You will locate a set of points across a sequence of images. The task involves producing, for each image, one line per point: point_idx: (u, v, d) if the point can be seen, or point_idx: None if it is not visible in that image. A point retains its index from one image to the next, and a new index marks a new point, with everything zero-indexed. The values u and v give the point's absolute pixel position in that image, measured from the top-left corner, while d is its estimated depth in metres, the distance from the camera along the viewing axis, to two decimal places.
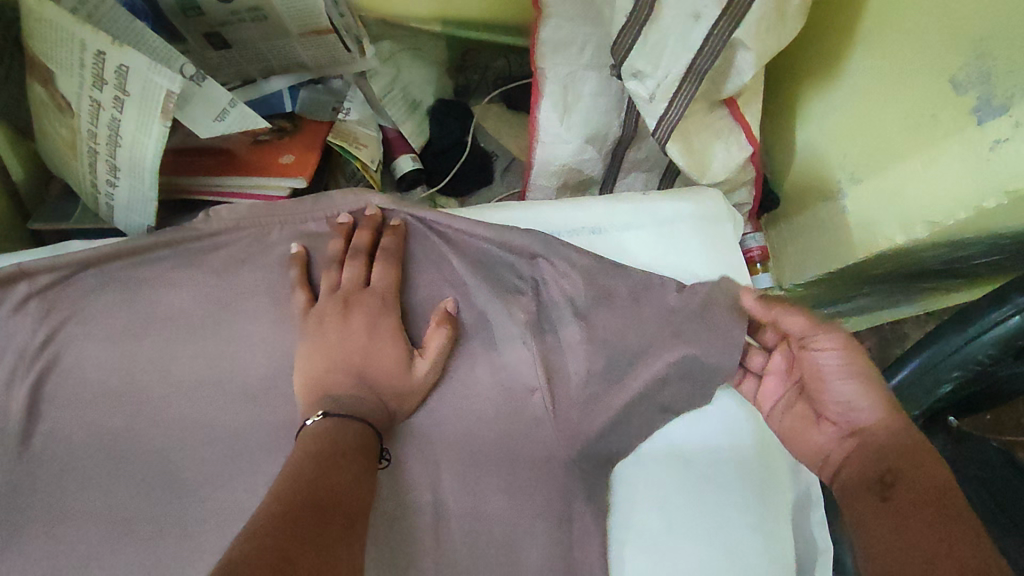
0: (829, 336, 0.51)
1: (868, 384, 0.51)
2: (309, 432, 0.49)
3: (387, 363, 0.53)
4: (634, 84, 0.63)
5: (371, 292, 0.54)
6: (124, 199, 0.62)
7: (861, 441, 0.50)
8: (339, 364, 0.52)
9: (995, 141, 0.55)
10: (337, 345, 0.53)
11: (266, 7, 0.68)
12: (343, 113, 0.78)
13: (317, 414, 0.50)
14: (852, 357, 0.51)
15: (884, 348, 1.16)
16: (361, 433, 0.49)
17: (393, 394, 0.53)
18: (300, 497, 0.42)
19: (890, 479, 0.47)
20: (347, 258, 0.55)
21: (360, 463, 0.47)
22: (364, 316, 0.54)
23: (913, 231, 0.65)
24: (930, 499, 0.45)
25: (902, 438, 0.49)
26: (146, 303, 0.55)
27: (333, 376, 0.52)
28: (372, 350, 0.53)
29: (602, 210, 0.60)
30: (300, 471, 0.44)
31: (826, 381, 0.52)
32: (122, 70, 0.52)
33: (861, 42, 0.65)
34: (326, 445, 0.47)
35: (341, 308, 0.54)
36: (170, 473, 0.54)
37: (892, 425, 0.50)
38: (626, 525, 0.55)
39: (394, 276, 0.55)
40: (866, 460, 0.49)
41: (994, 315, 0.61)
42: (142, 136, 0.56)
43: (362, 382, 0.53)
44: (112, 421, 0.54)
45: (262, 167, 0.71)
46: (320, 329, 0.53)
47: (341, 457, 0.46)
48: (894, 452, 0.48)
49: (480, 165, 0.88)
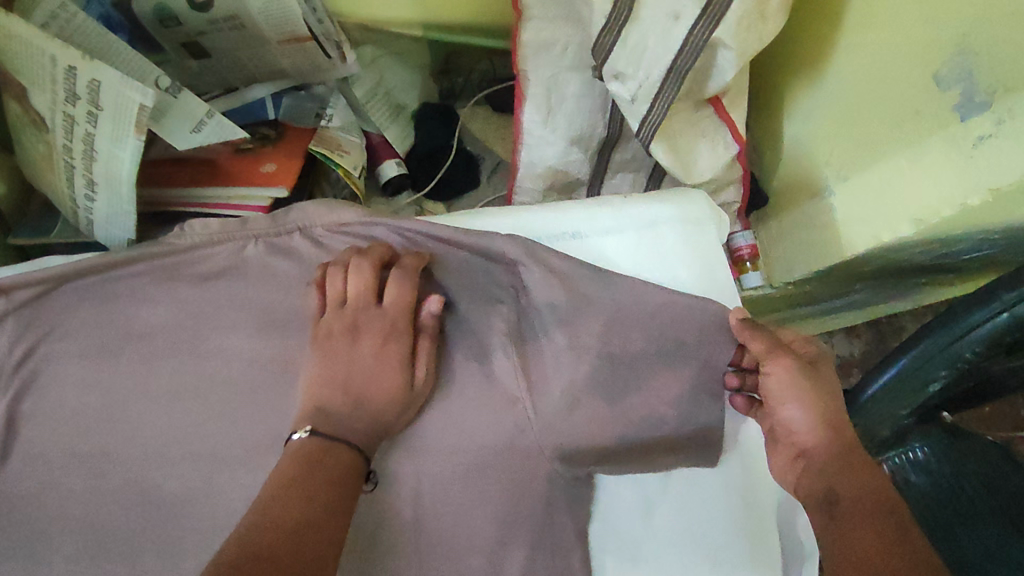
0: (779, 363, 0.52)
1: (813, 404, 0.52)
2: (298, 448, 0.48)
3: (387, 383, 0.52)
4: (616, 85, 0.64)
5: (383, 311, 0.53)
6: (103, 214, 0.62)
7: (810, 466, 0.52)
8: (338, 381, 0.51)
9: (978, 137, 0.54)
10: (344, 365, 0.52)
11: (244, 17, 0.68)
12: (326, 120, 0.78)
13: (303, 430, 0.49)
14: (801, 383, 0.51)
15: (882, 343, 1.18)
16: (348, 459, 0.48)
17: (390, 411, 0.52)
18: (252, 547, 0.40)
19: (832, 503, 0.49)
20: (354, 265, 0.53)
21: (332, 494, 0.46)
22: (374, 340, 0.53)
23: (899, 228, 0.64)
24: (883, 531, 0.46)
25: (841, 448, 0.51)
26: (123, 319, 0.54)
27: (328, 390, 0.51)
28: (376, 369, 0.52)
29: (581, 216, 0.59)
30: (265, 508, 0.43)
31: (777, 404, 0.53)
32: (95, 85, 0.52)
33: (845, 42, 0.65)
34: (308, 467, 0.46)
35: (351, 328, 0.53)
36: (146, 490, 0.53)
37: (833, 446, 0.51)
38: (609, 534, 0.56)
39: (407, 294, 0.53)
40: (812, 481, 0.51)
41: (982, 312, 0.59)
42: (119, 151, 0.56)
43: (359, 402, 0.51)
44: (88, 439, 0.54)
45: (242, 178, 0.70)
46: (327, 344, 0.52)
47: (315, 488, 0.45)
48: (835, 473, 0.50)
49: (464, 169, 0.89)
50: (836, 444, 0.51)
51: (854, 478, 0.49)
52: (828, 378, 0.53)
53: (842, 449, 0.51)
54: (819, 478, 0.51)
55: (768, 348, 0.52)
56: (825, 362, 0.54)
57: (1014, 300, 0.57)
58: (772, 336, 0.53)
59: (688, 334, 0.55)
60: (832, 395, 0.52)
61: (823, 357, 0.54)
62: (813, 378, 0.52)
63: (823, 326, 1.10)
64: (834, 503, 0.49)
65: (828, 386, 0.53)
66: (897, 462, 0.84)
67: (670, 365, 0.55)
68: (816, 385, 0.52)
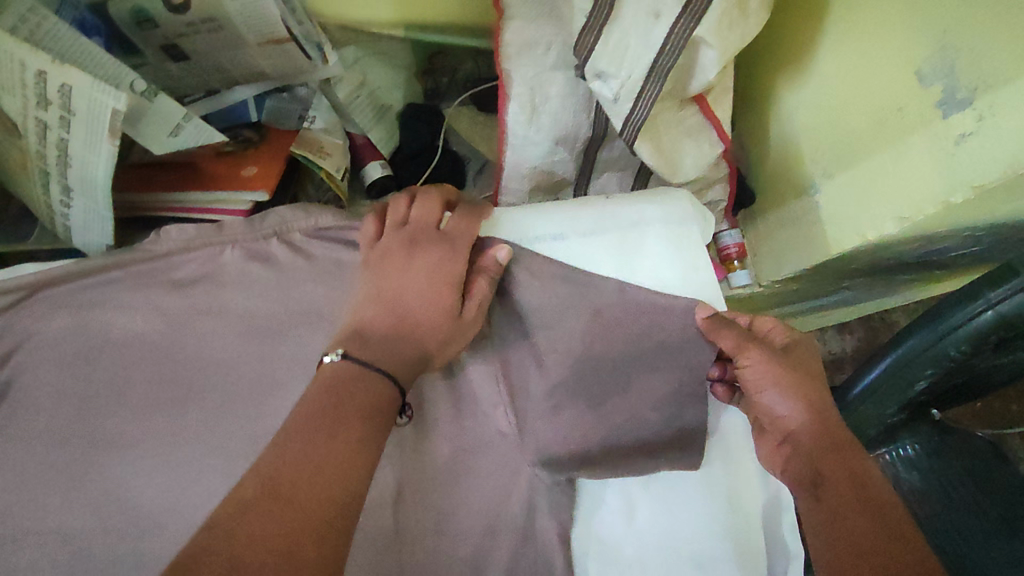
0: (755, 353, 0.52)
1: (793, 390, 0.52)
2: (328, 374, 0.48)
3: (436, 304, 0.52)
4: (598, 84, 0.62)
5: (445, 237, 0.53)
6: (80, 219, 0.61)
7: (795, 450, 0.52)
8: (386, 300, 0.52)
9: (959, 135, 0.53)
10: (393, 280, 0.52)
11: (222, 19, 0.67)
12: (309, 122, 0.78)
13: (336, 353, 0.49)
14: (778, 369, 0.52)
15: (874, 338, 1.18)
16: (376, 390, 0.48)
17: (433, 338, 0.52)
18: (273, 483, 0.42)
19: (819, 484, 0.50)
20: (420, 197, 0.55)
21: (359, 428, 0.46)
22: (427, 259, 0.53)
23: (883, 227, 0.63)
24: (863, 506, 0.48)
25: (823, 429, 0.51)
26: (99, 326, 0.54)
27: (376, 308, 0.52)
28: (425, 294, 0.52)
29: (563, 215, 0.58)
30: (289, 441, 0.44)
31: (758, 393, 0.53)
32: (66, 90, 0.51)
33: (830, 39, 0.65)
34: (335, 397, 0.47)
35: (406, 245, 0.53)
36: (126, 499, 0.53)
37: (816, 428, 0.51)
38: (592, 536, 0.57)
39: (469, 228, 0.54)
40: (798, 464, 0.51)
41: (967, 310, 0.59)
42: (93, 157, 0.55)
43: (402, 326, 0.52)
44: (64, 448, 0.53)
45: (223, 180, 0.69)
46: (379, 262, 0.53)
47: (341, 423, 0.46)
48: (820, 454, 0.50)
49: (451, 168, 0.88)
50: (818, 426, 0.51)
51: (836, 456, 0.50)
52: (804, 362, 0.54)
53: (822, 426, 0.52)
54: (806, 459, 0.51)
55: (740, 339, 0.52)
56: (801, 345, 0.54)
57: (999, 298, 0.56)
58: (742, 330, 0.53)
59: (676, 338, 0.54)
60: (810, 379, 0.53)
61: (799, 342, 0.54)
62: (789, 364, 0.52)
63: (814, 322, 1.09)
64: (822, 485, 0.50)
65: (805, 370, 0.53)
66: (889, 458, 0.84)
67: (650, 366, 0.55)
68: (791, 372, 0.52)
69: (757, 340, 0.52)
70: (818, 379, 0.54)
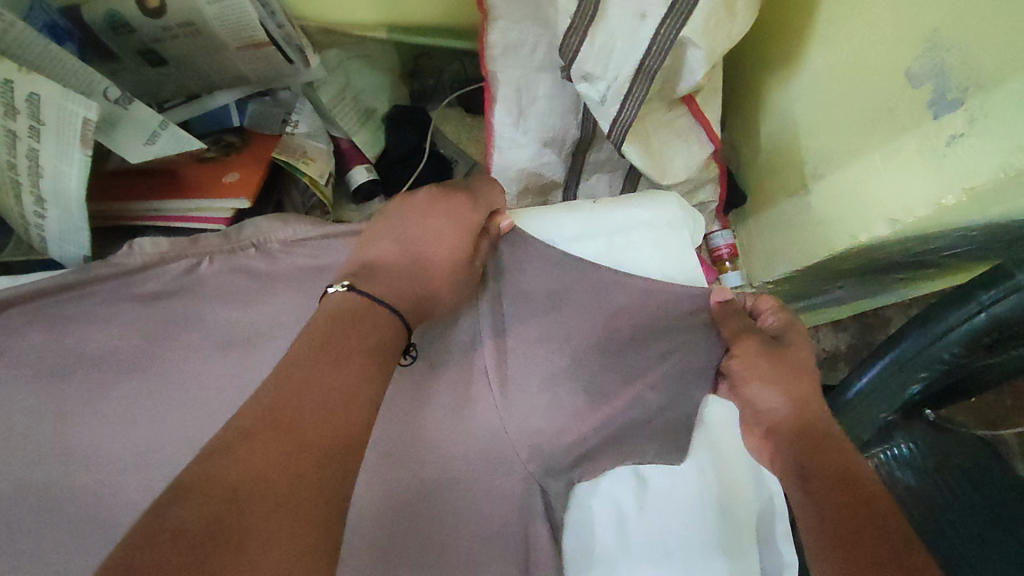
0: (746, 343, 0.57)
1: (783, 380, 0.56)
2: (332, 306, 0.49)
3: (450, 251, 0.54)
4: (585, 86, 0.61)
5: (469, 191, 0.55)
6: (55, 230, 0.59)
7: (782, 439, 0.56)
8: (404, 244, 0.54)
9: (951, 136, 0.52)
10: (419, 231, 0.55)
11: (199, 23, 0.65)
12: (291, 126, 0.76)
13: (341, 285, 0.50)
14: (770, 359, 0.56)
15: (867, 336, 1.17)
16: (384, 329, 0.49)
17: (448, 289, 0.54)
18: (273, 414, 0.41)
19: (805, 472, 0.52)
20: None
21: (361, 364, 0.46)
22: (450, 213, 0.54)
23: (875, 229, 0.62)
24: (845, 484, 0.51)
25: (805, 421, 0.56)
26: (73, 341, 0.52)
27: (397, 259, 0.54)
28: (444, 244, 0.54)
29: (555, 218, 0.57)
30: (291, 373, 0.43)
31: (751, 382, 0.57)
32: (34, 99, 0.50)
33: (819, 38, 0.64)
34: (342, 330, 0.47)
35: (434, 200, 0.55)
36: (102, 517, 0.52)
37: (799, 418, 0.56)
38: (586, 540, 0.56)
39: (490, 194, 0.56)
40: (785, 454, 0.55)
41: (961, 311, 0.58)
42: (66, 166, 0.53)
43: (416, 266, 0.54)
44: (37, 467, 0.52)
45: (204, 188, 0.67)
46: (404, 218, 0.55)
47: (343, 357, 0.45)
48: (804, 443, 0.54)
49: (437, 171, 0.87)
50: (800, 417, 0.56)
51: (817, 444, 0.54)
52: (796, 352, 0.59)
53: (802, 415, 0.56)
54: (791, 448, 0.55)
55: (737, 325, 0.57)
56: (796, 333, 0.59)
57: (993, 300, 0.56)
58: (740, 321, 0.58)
59: (652, 330, 0.56)
60: (799, 370, 0.58)
61: (794, 331, 0.59)
62: (782, 352, 0.57)
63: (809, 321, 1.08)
64: (805, 470, 0.53)
65: (796, 360, 0.58)
66: (883, 457, 0.83)
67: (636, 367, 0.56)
68: (783, 360, 0.57)
69: (752, 331, 0.57)
70: (806, 370, 0.58)
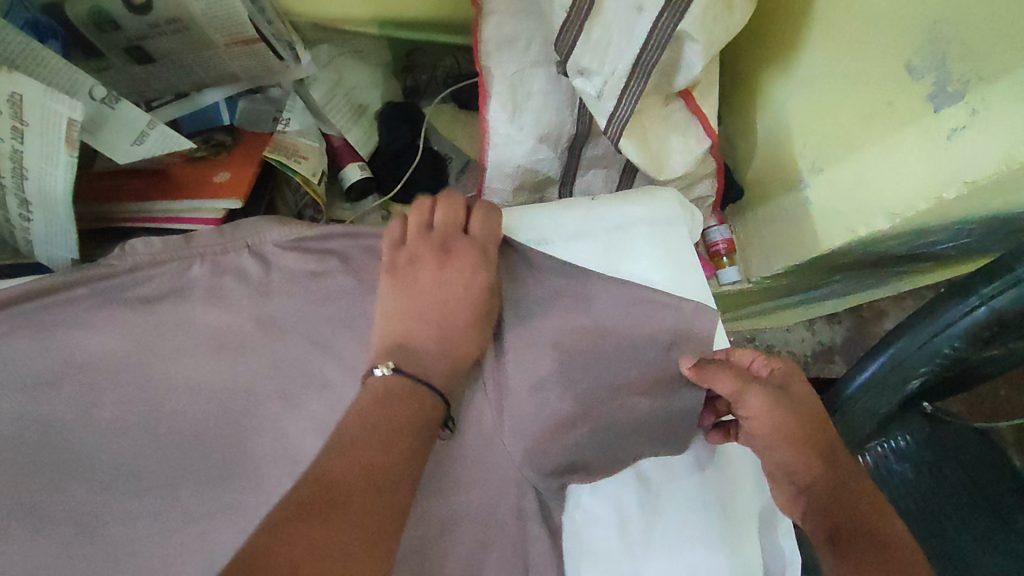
0: (753, 399, 0.49)
1: (801, 442, 0.50)
2: (379, 386, 0.49)
3: (470, 303, 0.52)
4: (580, 81, 0.60)
5: (470, 238, 0.53)
6: (41, 234, 0.58)
7: (811, 502, 0.50)
8: (426, 297, 0.52)
9: (952, 128, 0.52)
10: (429, 282, 0.52)
11: (187, 19, 0.64)
12: (282, 124, 0.74)
13: (386, 366, 0.50)
14: (784, 422, 0.50)
15: (863, 327, 1.18)
16: (425, 410, 0.49)
17: (471, 340, 0.52)
18: (329, 487, 0.41)
19: (836, 538, 0.48)
20: (441, 199, 0.54)
21: (409, 443, 0.46)
22: (457, 260, 0.52)
23: (875, 222, 0.62)
24: (882, 553, 0.46)
25: (839, 484, 0.50)
26: (62, 346, 0.52)
27: (414, 318, 0.52)
28: (458, 297, 0.52)
29: (551, 219, 0.57)
30: (344, 448, 0.44)
31: (766, 446, 0.51)
32: (16, 99, 0.48)
33: (815, 30, 0.63)
34: (386, 408, 0.47)
35: (438, 251, 0.52)
36: (95, 525, 0.51)
37: (831, 480, 0.51)
38: (584, 548, 0.55)
39: (492, 224, 0.54)
40: (817, 517, 0.50)
41: (961, 305, 0.57)
42: (51, 169, 0.52)
43: (442, 331, 0.52)
44: (24, 477, 0.50)
45: (195, 188, 0.66)
46: (410, 270, 0.52)
47: (395, 437, 0.46)
48: (836, 507, 0.50)
49: (433, 171, 0.84)
50: (831, 479, 0.50)
51: (852, 506, 0.49)
52: (811, 403, 0.52)
53: (834, 471, 0.51)
54: (823, 510, 0.50)
55: (738, 382, 0.50)
56: (797, 378, 0.52)
57: (993, 293, 0.55)
58: (737, 371, 0.50)
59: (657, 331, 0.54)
60: (818, 420, 0.51)
61: (795, 376, 0.52)
62: (791, 407, 0.50)
63: (804, 314, 1.08)
64: (837, 537, 0.48)
65: (806, 406, 0.51)
66: (880, 449, 0.82)
67: (636, 371, 0.54)
68: (796, 417, 0.50)
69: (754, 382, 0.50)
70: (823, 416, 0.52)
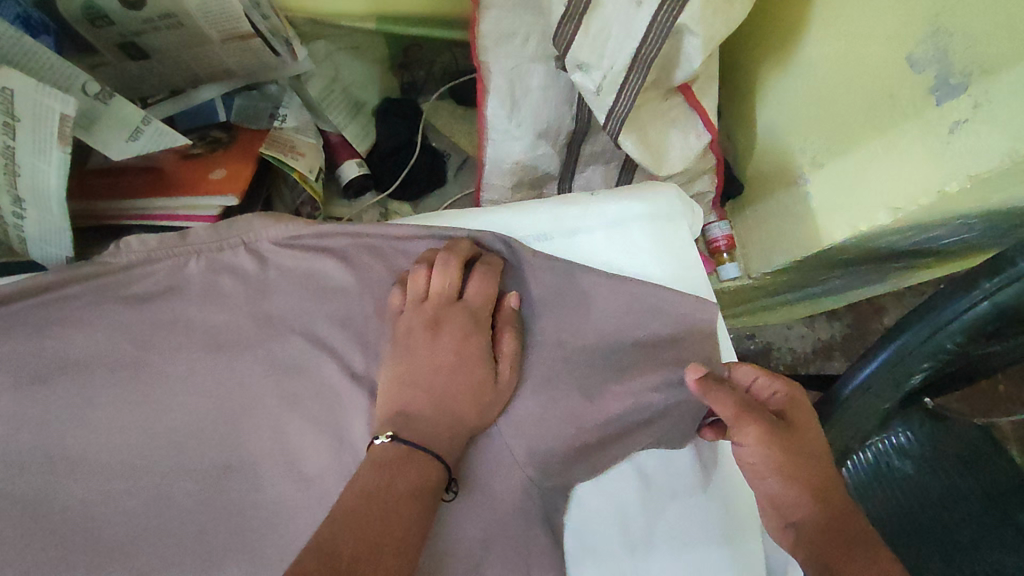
0: (749, 429, 0.48)
1: (795, 476, 0.48)
2: (377, 455, 0.47)
3: (467, 378, 0.51)
4: (579, 76, 0.59)
5: (463, 305, 0.52)
6: (34, 232, 0.57)
7: (801, 535, 0.48)
8: (423, 375, 0.51)
9: (955, 121, 0.51)
10: (426, 358, 0.51)
11: (181, 15, 0.63)
12: (279, 121, 0.74)
13: (387, 436, 0.48)
14: (778, 454, 0.48)
15: (862, 323, 1.18)
16: (428, 472, 0.47)
17: (474, 413, 0.50)
18: (330, 560, 0.40)
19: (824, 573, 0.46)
20: (438, 265, 0.53)
21: (412, 507, 0.45)
22: (454, 331, 0.52)
23: (876, 218, 0.61)
24: None
25: (834, 521, 0.48)
26: (57, 343, 0.51)
27: (410, 393, 0.50)
28: (455, 373, 0.51)
29: (548, 213, 0.57)
30: (345, 518, 0.42)
31: (755, 476, 0.50)
32: (5, 95, 0.47)
33: (816, 23, 0.63)
34: (386, 473, 0.46)
35: (431, 323, 0.51)
36: (90, 527, 0.50)
37: (825, 514, 0.48)
38: (585, 549, 0.54)
39: (487, 291, 0.53)
40: (809, 552, 0.47)
41: (964, 300, 0.57)
42: (44, 165, 0.52)
43: (442, 405, 0.50)
44: (18, 477, 0.50)
45: (190, 185, 0.65)
46: (406, 342, 0.52)
47: (395, 498, 0.44)
48: (830, 542, 0.47)
49: (430, 166, 0.85)
50: (824, 514, 0.48)
51: (849, 548, 0.46)
52: (812, 436, 0.50)
53: (829, 508, 0.48)
54: (815, 541, 0.47)
55: (736, 410, 0.49)
56: (802, 407, 0.51)
57: (995, 287, 0.55)
58: (739, 397, 0.49)
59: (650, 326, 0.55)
60: (815, 453, 0.50)
61: (799, 403, 0.51)
62: (789, 442, 0.49)
63: (804, 310, 1.08)
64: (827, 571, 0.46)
65: (807, 440, 0.50)
66: (882, 447, 0.81)
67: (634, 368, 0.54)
68: (793, 452, 0.49)
69: (755, 413, 0.49)
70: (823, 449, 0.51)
